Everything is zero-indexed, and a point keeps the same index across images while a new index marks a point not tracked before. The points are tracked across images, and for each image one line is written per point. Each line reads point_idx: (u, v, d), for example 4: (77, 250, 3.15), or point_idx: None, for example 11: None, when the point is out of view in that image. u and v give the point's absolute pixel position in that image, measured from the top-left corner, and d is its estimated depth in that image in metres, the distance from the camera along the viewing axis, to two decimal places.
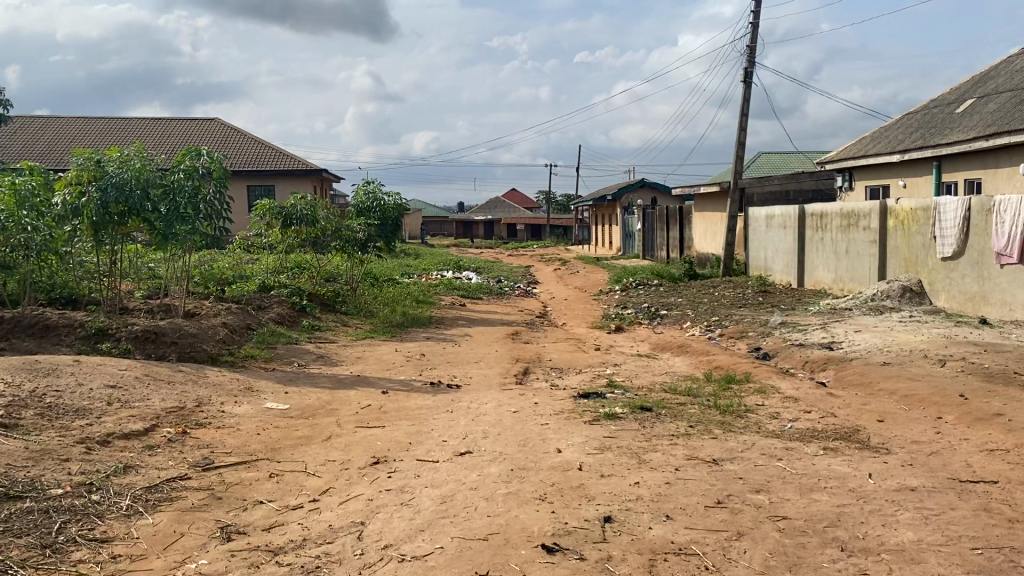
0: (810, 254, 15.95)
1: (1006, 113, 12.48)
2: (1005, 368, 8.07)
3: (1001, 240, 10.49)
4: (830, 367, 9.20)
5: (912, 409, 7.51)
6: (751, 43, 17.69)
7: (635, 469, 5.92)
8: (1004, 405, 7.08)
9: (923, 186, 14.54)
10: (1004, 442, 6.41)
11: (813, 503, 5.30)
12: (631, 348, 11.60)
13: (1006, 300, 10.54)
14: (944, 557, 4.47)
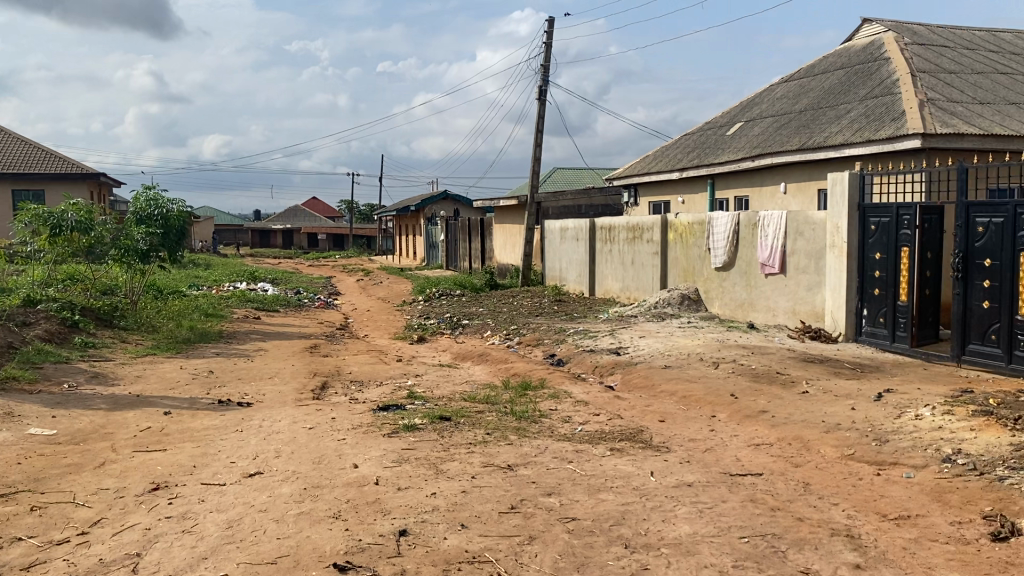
0: (600, 264, 16.73)
1: (768, 136, 13.66)
2: (768, 368, 8.84)
3: (764, 252, 11.50)
4: (619, 371, 9.68)
5: (689, 409, 8.04)
6: (545, 61, 18.31)
7: (431, 480, 5.92)
8: (768, 403, 7.75)
9: (700, 202, 15.69)
10: (767, 437, 7.00)
11: (600, 503, 5.53)
12: (432, 359, 11.59)
13: (770, 306, 11.55)
14: (715, 548, 4.81)
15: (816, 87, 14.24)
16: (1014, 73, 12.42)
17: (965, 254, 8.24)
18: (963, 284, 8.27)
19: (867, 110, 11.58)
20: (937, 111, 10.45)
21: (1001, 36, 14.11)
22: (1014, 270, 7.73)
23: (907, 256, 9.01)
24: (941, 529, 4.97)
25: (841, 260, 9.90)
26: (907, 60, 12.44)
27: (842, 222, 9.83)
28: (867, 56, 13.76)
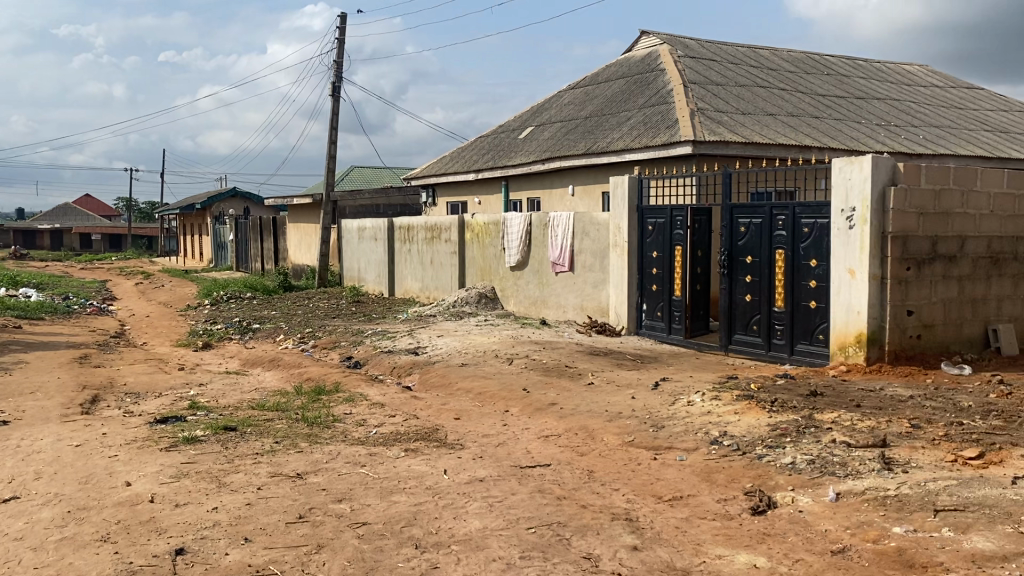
0: (399, 264, 16.68)
1: (557, 140, 14.17)
2: (558, 362, 9.17)
3: (555, 251, 11.93)
4: (415, 371, 9.67)
5: (483, 405, 8.18)
6: (337, 58, 17.97)
7: (214, 494, 5.63)
8: (557, 396, 8.04)
9: (495, 203, 16.03)
10: (557, 428, 7.25)
11: (391, 505, 5.50)
12: (219, 366, 11.04)
13: (561, 303, 11.99)
14: (504, 540, 4.91)
15: (600, 94, 14.94)
16: (770, 87, 13.66)
17: (729, 251, 8.95)
18: (728, 279, 8.98)
19: (645, 117, 12.32)
20: (706, 120, 11.28)
21: (760, 53, 15.47)
22: (770, 266, 8.49)
23: (681, 254, 9.66)
24: (709, 506, 5.35)
25: (623, 258, 10.45)
26: (679, 72, 13.34)
27: (623, 222, 10.37)
28: (645, 66, 14.63)
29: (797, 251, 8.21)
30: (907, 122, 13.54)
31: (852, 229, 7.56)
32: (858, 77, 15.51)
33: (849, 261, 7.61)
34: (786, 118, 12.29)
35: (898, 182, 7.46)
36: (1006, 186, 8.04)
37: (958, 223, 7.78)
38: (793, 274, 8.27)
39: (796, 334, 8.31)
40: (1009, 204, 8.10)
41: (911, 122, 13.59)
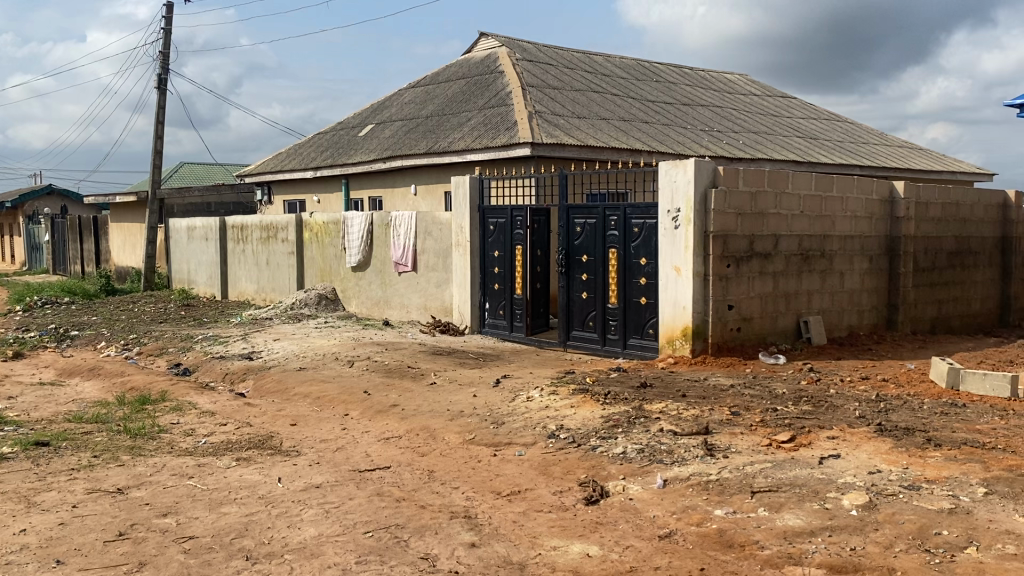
0: (233, 265, 16.04)
1: (397, 139, 14.06)
2: (400, 363, 9.11)
3: (397, 250, 11.83)
4: (250, 377, 9.33)
5: (322, 410, 7.99)
6: (164, 48, 17.07)
7: (21, 516, 5.20)
8: (398, 397, 7.98)
9: (334, 202, 15.72)
10: (398, 429, 7.18)
11: (222, 517, 5.28)
12: (31, 377, 10.21)
13: (404, 304, 11.91)
14: (339, 546, 4.82)
15: (441, 94, 14.96)
16: (604, 92, 14.13)
17: (566, 250, 9.18)
18: (566, 277, 9.22)
19: (485, 118, 12.44)
20: (544, 123, 11.53)
21: (594, 58, 15.98)
22: (605, 264, 8.80)
23: (521, 253, 9.83)
24: (544, 499, 5.44)
25: (465, 257, 10.52)
26: (518, 74, 13.57)
27: (465, 222, 10.43)
28: (484, 67, 14.78)
29: (629, 249, 8.55)
30: (730, 128, 14.37)
31: (678, 228, 7.94)
32: (685, 84, 16.31)
33: (676, 259, 7.98)
34: (619, 122, 12.76)
35: (718, 184, 7.89)
36: (814, 188, 8.67)
37: (772, 222, 8.32)
38: (626, 272, 8.60)
39: (629, 329, 8.64)
40: (816, 205, 8.73)
41: (733, 128, 14.44)
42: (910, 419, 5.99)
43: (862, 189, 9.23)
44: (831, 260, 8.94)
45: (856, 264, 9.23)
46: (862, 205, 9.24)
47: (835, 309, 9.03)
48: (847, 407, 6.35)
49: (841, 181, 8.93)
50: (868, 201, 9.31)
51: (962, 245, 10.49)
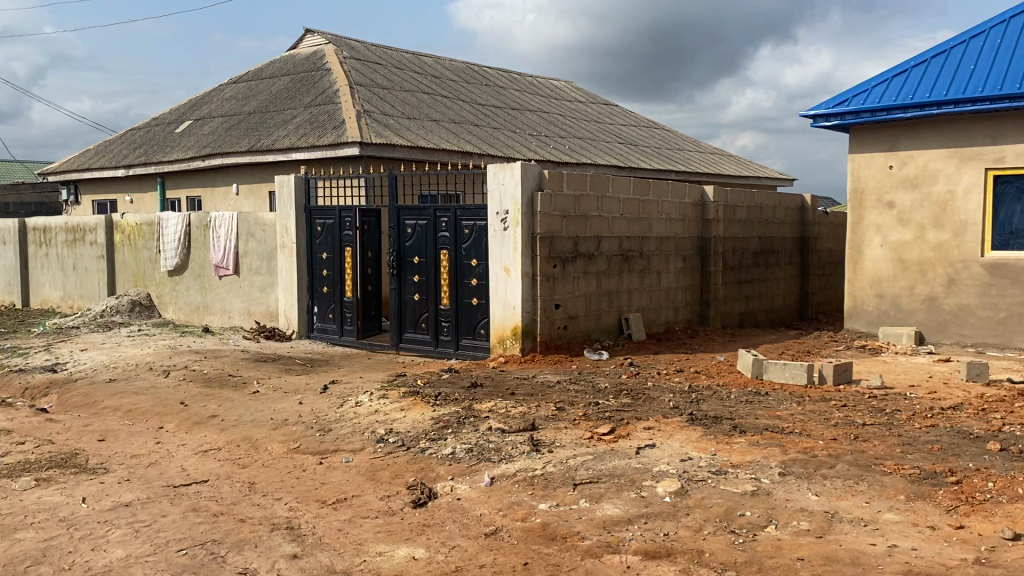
0: (34, 271, 14.82)
1: (217, 136, 13.48)
2: (221, 372, 8.71)
3: (217, 253, 11.32)
4: (54, 391, 8.63)
5: (133, 423, 7.51)
6: None
7: None
8: (218, 407, 7.63)
9: (150, 202, 14.87)
10: (217, 441, 6.85)
11: (15, 544, 4.84)
12: None
13: (225, 309, 11.41)
14: (149, 567, 4.52)
15: (264, 90, 14.48)
16: (433, 93, 14.15)
17: (397, 252, 9.12)
18: (397, 279, 9.14)
19: (311, 116, 12.15)
20: (372, 122, 11.40)
21: (423, 59, 15.96)
22: (436, 266, 8.81)
23: (350, 255, 9.67)
24: (372, 504, 5.26)
25: (291, 259, 10.21)
26: (345, 73, 13.35)
27: (290, 223, 10.13)
28: (310, 65, 14.45)
29: (460, 251, 8.60)
30: (556, 133, 14.78)
31: (506, 230, 8.05)
32: (512, 88, 16.63)
33: (505, 260, 8.09)
34: (448, 124, 12.81)
35: (544, 187, 8.07)
36: (632, 193, 9.06)
37: (594, 225, 8.61)
38: (457, 273, 8.65)
39: (461, 330, 8.69)
40: (635, 208, 9.12)
41: (558, 132, 14.86)
42: (719, 408, 6.36)
43: (677, 193, 9.73)
44: (649, 260, 9.36)
45: (672, 263, 9.71)
46: (676, 208, 9.74)
47: (653, 307, 9.47)
48: (663, 399, 6.66)
49: (656, 185, 9.37)
50: (682, 205, 9.83)
51: (765, 245, 11.28)
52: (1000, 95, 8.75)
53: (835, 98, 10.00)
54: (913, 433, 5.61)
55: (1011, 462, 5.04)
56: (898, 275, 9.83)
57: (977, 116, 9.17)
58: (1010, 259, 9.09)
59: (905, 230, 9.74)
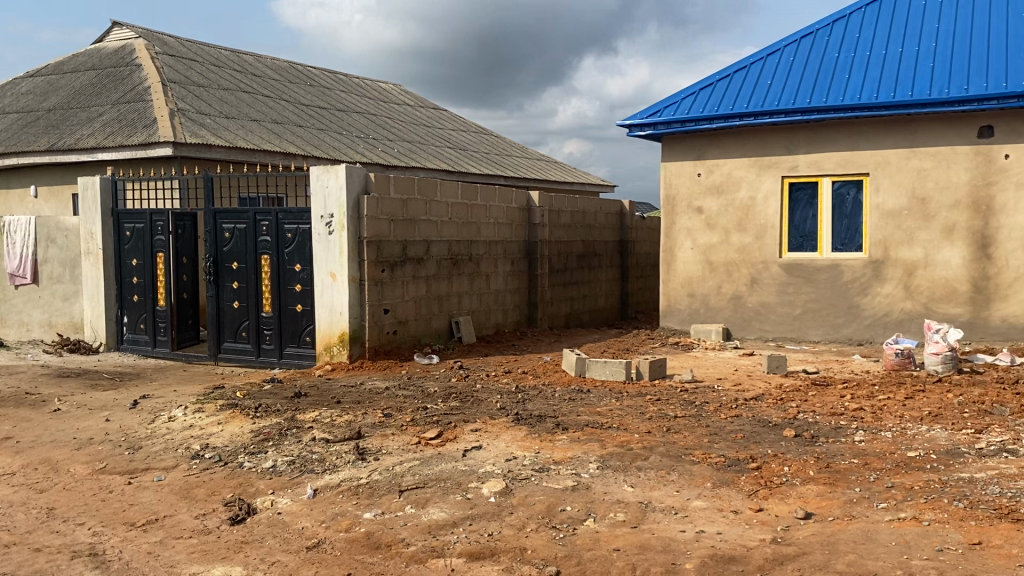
0: None
1: (11, 133, 12.41)
2: (17, 390, 7.99)
3: (13, 261, 10.40)
4: None
5: None
6: None
7: None
8: (12, 428, 7.01)
9: None
10: (10, 465, 6.27)
11: None
12: None
13: (22, 321, 10.46)
14: None
15: (66, 85, 13.48)
16: (254, 93, 13.69)
17: (214, 258, 8.74)
18: (215, 285, 8.76)
19: (119, 114, 11.44)
20: (187, 121, 10.87)
21: (243, 57, 15.40)
22: (257, 272, 8.52)
23: (164, 261, 9.18)
24: (185, 524, 4.97)
25: (97, 266, 9.55)
26: (157, 69, 12.66)
27: (95, 228, 9.47)
28: (118, 59, 13.60)
29: (282, 256, 8.35)
30: (383, 136, 14.67)
31: (331, 234, 7.87)
32: (338, 90, 16.36)
33: (330, 265, 7.93)
34: (270, 124, 12.43)
35: (370, 190, 7.98)
36: (460, 196, 9.12)
37: (422, 228, 8.60)
38: (279, 279, 8.39)
39: (285, 337, 8.43)
40: (463, 212, 9.20)
41: (386, 135, 14.77)
42: (543, 407, 6.51)
43: (503, 197, 9.89)
44: (477, 263, 9.46)
45: (500, 266, 9.86)
46: (503, 212, 9.89)
47: (482, 309, 9.57)
48: (490, 401, 6.75)
49: (484, 190, 9.49)
50: (509, 209, 10.01)
51: (588, 248, 11.68)
52: (794, 109, 9.49)
53: (648, 108, 10.49)
54: (719, 423, 5.98)
55: (803, 446, 5.47)
56: (707, 275, 10.44)
57: (773, 128, 9.90)
58: (805, 259, 9.88)
59: (713, 233, 10.36)
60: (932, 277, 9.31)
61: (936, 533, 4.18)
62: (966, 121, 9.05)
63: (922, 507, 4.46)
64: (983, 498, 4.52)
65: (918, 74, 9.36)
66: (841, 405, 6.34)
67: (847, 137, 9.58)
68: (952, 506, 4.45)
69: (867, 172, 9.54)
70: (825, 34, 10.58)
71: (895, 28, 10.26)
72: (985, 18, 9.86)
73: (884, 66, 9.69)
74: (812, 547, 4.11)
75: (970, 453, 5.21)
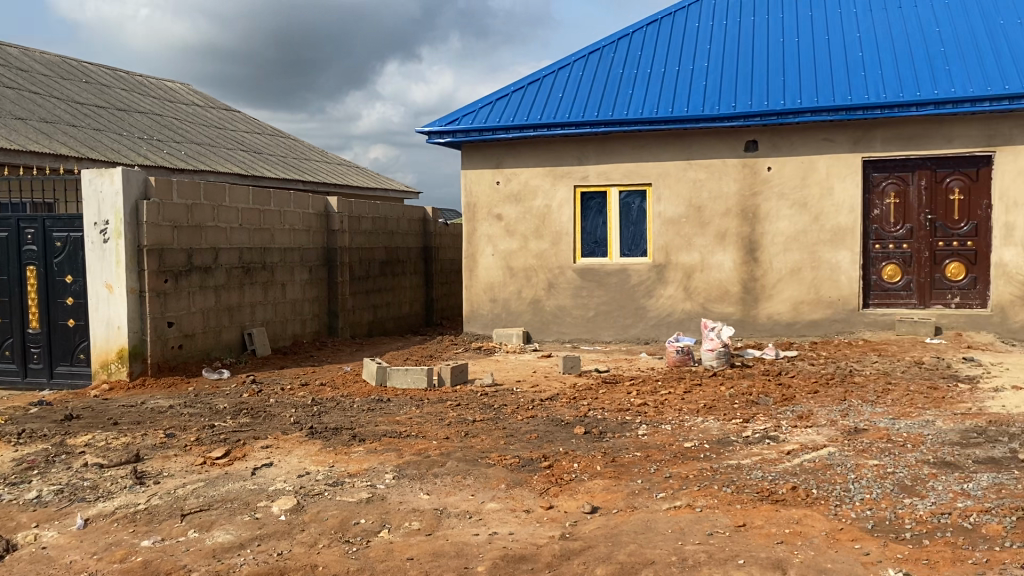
0: None
1: None
2: None
3: None
4: None
5: None
6: None
7: None
8: None
9: None
10: None
11: None
12: None
13: None
14: None
15: None
16: (20, 88, 12.54)
17: None
18: None
19: None
20: None
21: (7, 49, 14.08)
22: (21, 284, 7.86)
23: None
24: None
25: None
26: None
27: None
28: None
29: (50, 266, 7.71)
30: (169, 138, 13.89)
31: (106, 242, 7.35)
32: (119, 88, 15.32)
33: (106, 276, 7.40)
34: (38, 123, 11.43)
35: (150, 196, 7.52)
36: (251, 202, 8.79)
37: (210, 235, 8.21)
38: (47, 291, 7.76)
39: (55, 356, 7.79)
40: (255, 218, 8.87)
41: (174, 137, 14.00)
42: (340, 418, 6.39)
43: (299, 203, 9.63)
44: (272, 272, 9.15)
45: (296, 275, 9.59)
46: (299, 218, 9.64)
47: (278, 320, 9.27)
48: (284, 415, 6.54)
49: (277, 195, 9.20)
50: (305, 215, 9.76)
51: (391, 255, 11.62)
52: (584, 120, 9.91)
53: (446, 116, 10.58)
54: (514, 425, 6.12)
55: (591, 443, 5.70)
56: (507, 281, 10.68)
57: (566, 138, 10.29)
58: (597, 264, 10.35)
59: (512, 240, 10.62)
60: (709, 279, 10.03)
61: (707, 518, 4.48)
62: (736, 136, 9.83)
63: (695, 495, 4.77)
64: (747, 483, 4.90)
65: (694, 91, 10.06)
66: (627, 402, 6.68)
67: (632, 149, 10.13)
68: (721, 492, 4.79)
69: (651, 182, 10.13)
70: (611, 51, 11.15)
71: (673, 47, 10.99)
72: (749, 42, 10.77)
73: (664, 83, 10.33)
74: (596, 541, 4.27)
75: (737, 441, 5.65)
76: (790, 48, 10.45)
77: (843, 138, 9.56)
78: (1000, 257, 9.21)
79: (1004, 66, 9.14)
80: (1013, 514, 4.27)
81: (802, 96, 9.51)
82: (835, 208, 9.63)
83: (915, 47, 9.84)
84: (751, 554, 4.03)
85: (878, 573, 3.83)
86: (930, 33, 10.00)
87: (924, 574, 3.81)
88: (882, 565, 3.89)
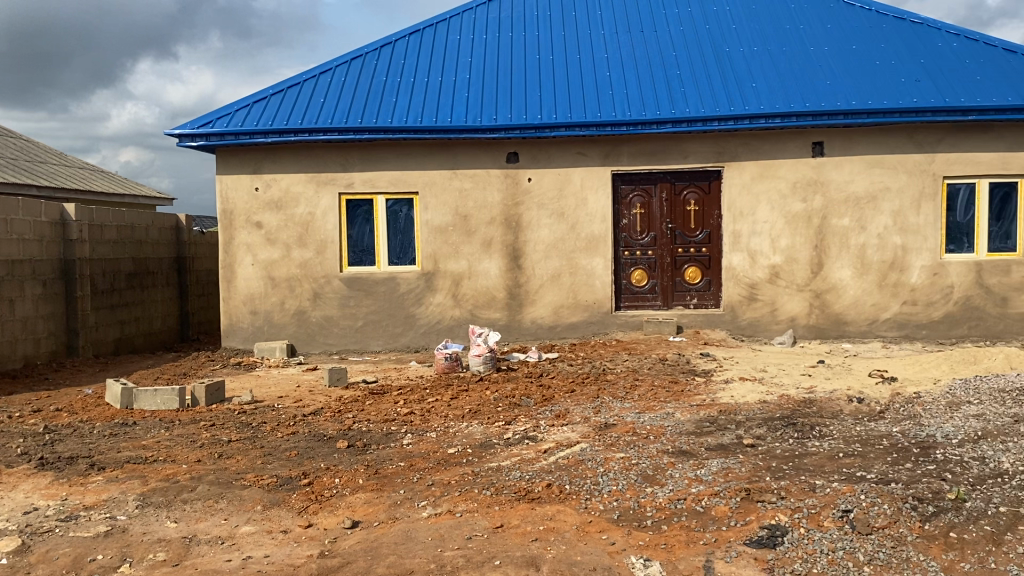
0: None
1: None
2: None
3: None
4: None
5: None
6: None
7: None
8: None
9: None
10: None
11: None
12: None
13: None
14: None
15: None
16: None
17: None
18: None
19: None
20: None
21: None
22: None
23: None
24: None
25: None
26: None
27: None
28: None
29: None
30: None
31: None
32: None
33: None
34: None
35: None
36: None
37: None
38: None
39: None
40: None
41: None
42: (76, 446, 5.87)
43: (29, 211, 8.76)
44: None
45: (28, 290, 8.70)
46: (30, 227, 8.76)
47: (5, 340, 8.37)
48: (9, 446, 5.90)
49: None
50: (37, 223, 8.89)
51: (139, 266, 10.86)
52: (346, 127, 9.80)
53: (199, 119, 10.07)
54: (274, 443, 5.92)
55: (355, 456, 5.64)
56: (270, 292, 10.32)
57: (330, 144, 10.13)
58: (364, 273, 10.27)
59: (273, 249, 10.29)
60: (476, 287, 10.26)
61: (466, 523, 4.56)
62: (498, 147, 10.14)
63: (456, 500, 4.85)
64: (505, 484, 5.06)
65: (457, 102, 10.27)
66: (394, 412, 6.68)
67: (397, 157, 10.16)
68: (481, 495, 4.91)
69: (417, 192, 10.21)
70: (375, 58, 11.14)
71: (435, 57, 11.17)
72: (507, 56, 11.18)
73: (427, 92, 10.46)
74: (355, 555, 4.20)
75: (499, 444, 5.82)
76: (545, 64, 10.96)
77: (595, 151, 10.14)
78: (730, 262, 10.18)
79: (730, 89, 10.13)
80: (738, 495, 4.71)
81: (557, 111, 9.99)
82: (589, 217, 10.20)
83: (655, 68, 10.66)
84: (507, 554, 4.15)
85: (623, 561, 4.08)
86: (668, 56, 10.88)
87: (663, 558, 4.11)
88: (626, 553, 4.16)
